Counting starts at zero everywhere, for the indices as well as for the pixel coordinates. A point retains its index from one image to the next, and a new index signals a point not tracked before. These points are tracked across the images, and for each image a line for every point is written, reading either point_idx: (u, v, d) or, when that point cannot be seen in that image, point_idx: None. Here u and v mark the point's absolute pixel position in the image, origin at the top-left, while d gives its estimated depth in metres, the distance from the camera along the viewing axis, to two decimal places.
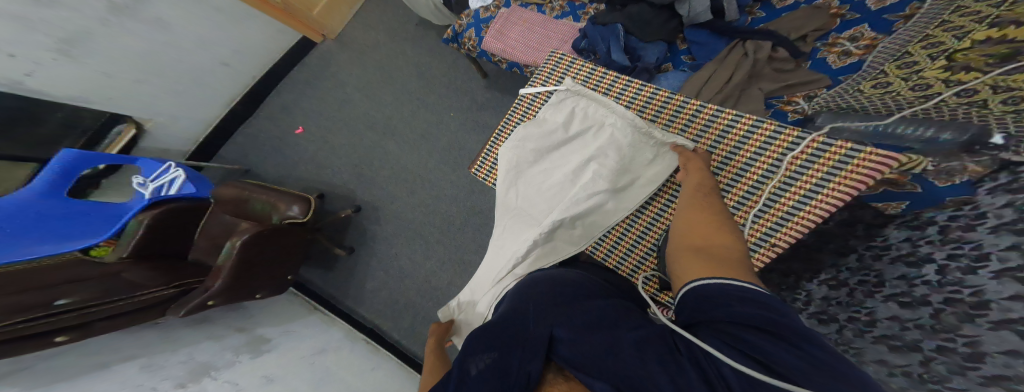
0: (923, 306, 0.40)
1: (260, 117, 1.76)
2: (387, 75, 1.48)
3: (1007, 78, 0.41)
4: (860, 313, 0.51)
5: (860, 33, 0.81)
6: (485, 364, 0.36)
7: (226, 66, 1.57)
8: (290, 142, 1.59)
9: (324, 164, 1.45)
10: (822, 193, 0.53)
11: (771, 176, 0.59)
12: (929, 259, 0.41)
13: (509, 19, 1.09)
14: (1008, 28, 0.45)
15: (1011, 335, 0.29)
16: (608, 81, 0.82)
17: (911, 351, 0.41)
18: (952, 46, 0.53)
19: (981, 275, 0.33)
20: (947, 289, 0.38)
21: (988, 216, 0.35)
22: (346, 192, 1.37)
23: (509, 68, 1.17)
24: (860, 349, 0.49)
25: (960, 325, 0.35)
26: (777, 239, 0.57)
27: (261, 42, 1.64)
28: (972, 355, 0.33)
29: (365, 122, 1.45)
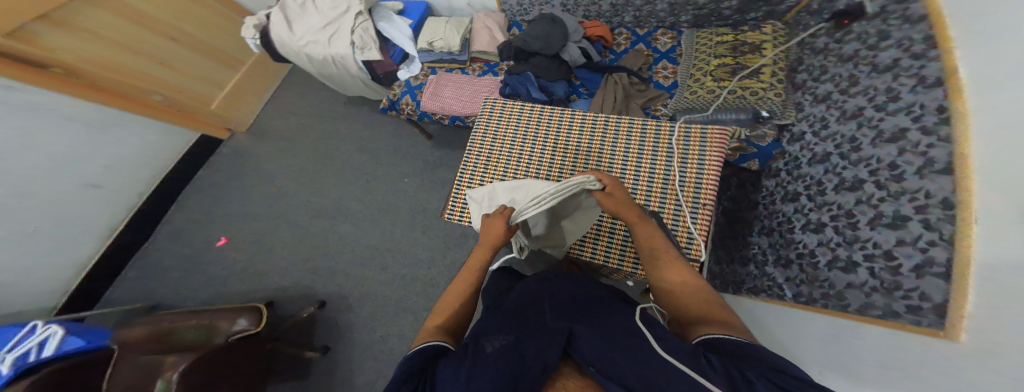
0: (823, 227, 0.67)
1: (161, 239, 1.47)
2: (322, 158, 1.44)
3: (742, 82, 0.92)
4: (801, 248, 0.72)
5: (665, 66, 1.13)
6: (501, 344, 0.41)
7: (98, 187, 1.31)
8: (213, 257, 1.35)
9: (267, 268, 1.27)
10: (707, 156, 0.77)
11: (672, 156, 0.80)
12: (794, 193, 0.78)
13: (439, 82, 1.20)
14: (722, 59, 0.99)
15: (883, 227, 0.54)
16: (535, 110, 0.96)
17: (856, 268, 0.59)
18: (705, 67, 1.01)
19: (826, 192, 0.68)
20: (816, 206, 0.70)
21: (796, 157, 0.80)
22: (302, 290, 1.21)
23: (452, 123, 1.25)
24: (828, 279, 0.64)
25: (855, 234, 0.60)
26: (704, 198, 0.74)
27: (147, 153, 1.44)
28: (888, 255, 0.53)
29: (308, 210, 1.35)
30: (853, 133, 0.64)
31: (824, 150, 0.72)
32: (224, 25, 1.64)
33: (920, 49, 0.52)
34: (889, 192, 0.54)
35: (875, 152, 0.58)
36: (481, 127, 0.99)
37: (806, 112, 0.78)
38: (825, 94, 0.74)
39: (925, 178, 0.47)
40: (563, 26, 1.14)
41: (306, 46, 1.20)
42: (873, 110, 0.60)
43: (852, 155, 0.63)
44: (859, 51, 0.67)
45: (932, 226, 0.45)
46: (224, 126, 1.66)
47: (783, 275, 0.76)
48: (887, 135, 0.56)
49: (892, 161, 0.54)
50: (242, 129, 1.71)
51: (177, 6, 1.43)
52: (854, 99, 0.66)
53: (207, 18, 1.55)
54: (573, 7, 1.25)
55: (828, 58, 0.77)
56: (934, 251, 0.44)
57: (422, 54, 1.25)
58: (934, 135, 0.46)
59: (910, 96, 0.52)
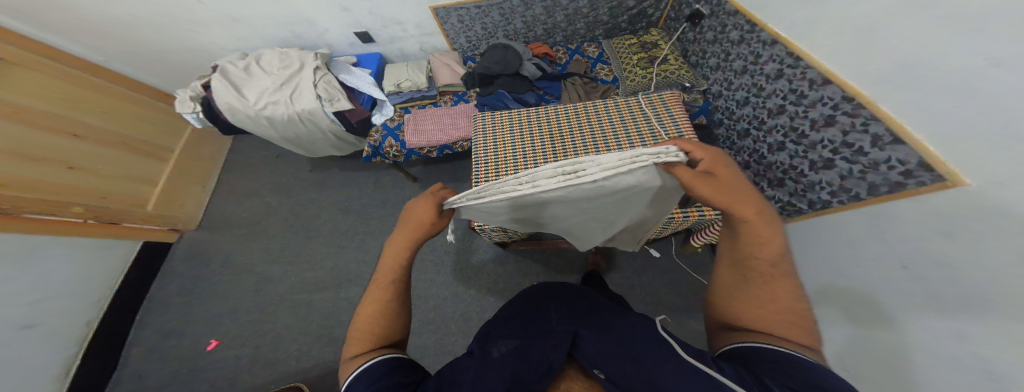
0: (780, 146, 0.89)
1: (131, 365, 1.24)
2: (305, 232, 1.42)
3: (661, 67, 1.18)
4: (780, 167, 0.91)
5: (602, 68, 1.26)
6: (504, 351, 0.45)
7: (32, 328, 1.07)
8: (210, 363, 1.21)
9: (281, 356, 1.18)
10: (674, 113, 0.96)
11: (648, 119, 0.96)
12: (740, 131, 1.04)
13: (417, 118, 1.21)
14: (635, 55, 1.23)
15: (822, 128, 0.75)
16: (522, 112, 1.07)
17: (831, 165, 0.76)
18: (628, 62, 1.22)
19: (764, 120, 0.93)
20: (763, 132, 0.94)
21: (726, 106, 1.08)
22: (327, 366, 1.14)
23: (440, 153, 1.26)
24: (824, 182, 0.79)
25: (809, 142, 0.80)
26: None
27: (84, 271, 1.23)
28: (845, 143, 0.70)
29: (307, 285, 1.30)
30: (751, 81, 0.94)
31: (738, 98, 1.01)
32: (139, 110, 1.47)
33: (749, 29, 0.91)
34: (804, 106, 0.78)
35: (774, 87, 0.86)
36: (478, 157, 0.99)
37: (714, 77, 1.11)
38: (716, 64, 1.08)
39: (818, 91, 0.73)
40: (514, 49, 1.20)
41: (264, 108, 1.15)
42: (753, 64, 0.92)
43: (764, 92, 0.90)
44: (718, 38, 1.05)
45: (852, 114, 0.66)
46: (170, 227, 1.48)
47: (786, 194, 0.91)
48: (771, 76, 0.86)
49: (790, 88, 0.81)
50: (192, 226, 1.54)
51: (77, 97, 1.26)
52: (736, 62, 0.99)
53: (122, 110, 1.40)
54: (513, 36, 1.32)
55: (703, 44, 1.13)
56: (872, 126, 0.62)
57: (392, 97, 1.26)
58: (799, 67, 0.77)
59: (765, 53, 0.86)
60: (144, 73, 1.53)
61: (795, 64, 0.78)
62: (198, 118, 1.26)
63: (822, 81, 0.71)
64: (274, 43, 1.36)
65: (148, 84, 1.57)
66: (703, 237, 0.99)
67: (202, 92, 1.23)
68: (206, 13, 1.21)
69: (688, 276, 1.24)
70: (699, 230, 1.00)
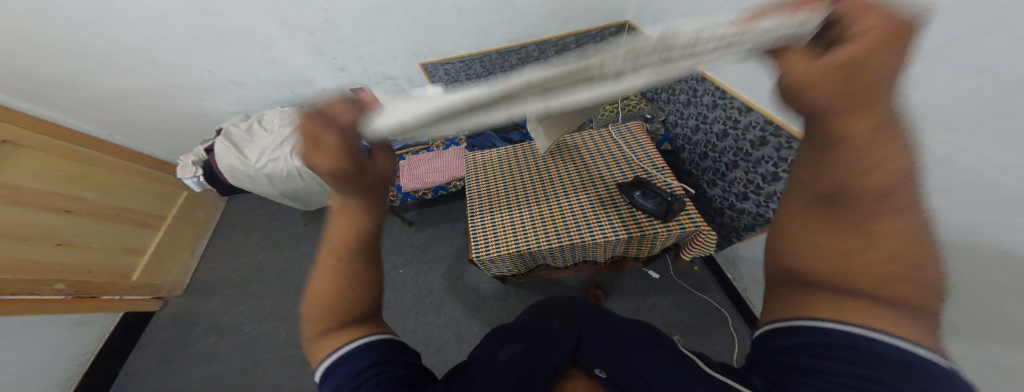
0: (732, 164, 0.99)
1: None
2: (297, 286, 1.39)
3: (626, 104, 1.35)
4: (739, 182, 0.98)
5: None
6: (513, 350, 0.52)
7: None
8: None
9: None
10: (641, 140, 1.09)
11: (619, 147, 1.09)
12: (699, 155, 1.15)
13: (411, 164, 1.30)
14: None
15: (757, 144, 0.87)
16: (510, 151, 1.18)
17: (775, 176, 0.85)
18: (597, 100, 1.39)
19: (715, 142, 1.04)
20: (715, 153, 1.06)
21: (682, 135, 1.23)
22: None
23: (435, 194, 1.30)
24: (778, 190, 0.86)
25: (752, 157, 0.90)
26: (659, 163, 1.00)
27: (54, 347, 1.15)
28: (779, 157, 0.81)
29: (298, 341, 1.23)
30: (696, 111, 1.10)
31: (690, 128, 1.16)
32: (139, 178, 1.50)
33: (683, 72, 1.12)
34: (741, 130, 0.92)
35: (715, 116, 1.02)
36: (473, 192, 1.05)
37: (668, 109, 1.29)
38: (669, 100, 1.25)
39: (747, 117, 0.88)
40: None
41: (265, 166, 1.21)
42: (695, 98, 1.09)
43: (709, 120, 1.05)
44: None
45: (777, 134, 0.80)
46: (154, 295, 1.41)
47: (751, 205, 0.97)
48: (710, 109, 1.03)
49: (726, 116, 0.96)
50: (178, 292, 1.48)
51: (84, 172, 1.31)
52: (682, 96, 1.17)
53: (118, 180, 1.43)
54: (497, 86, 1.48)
55: (654, 83, 1.34)
56: (792, 142, 0.76)
57: None
58: (728, 99, 0.94)
59: (701, 88, 1.05)
60: (152, 147, 1.61)
61: (725, 97, 0.95)
62: (197, 182, 1.31)
63: (747, 109, 0.87)
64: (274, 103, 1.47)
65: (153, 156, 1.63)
66: (689, 252, 0.99)
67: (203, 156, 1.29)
68: (214, 81, 1.33)
69: (690, 295, 1.24)
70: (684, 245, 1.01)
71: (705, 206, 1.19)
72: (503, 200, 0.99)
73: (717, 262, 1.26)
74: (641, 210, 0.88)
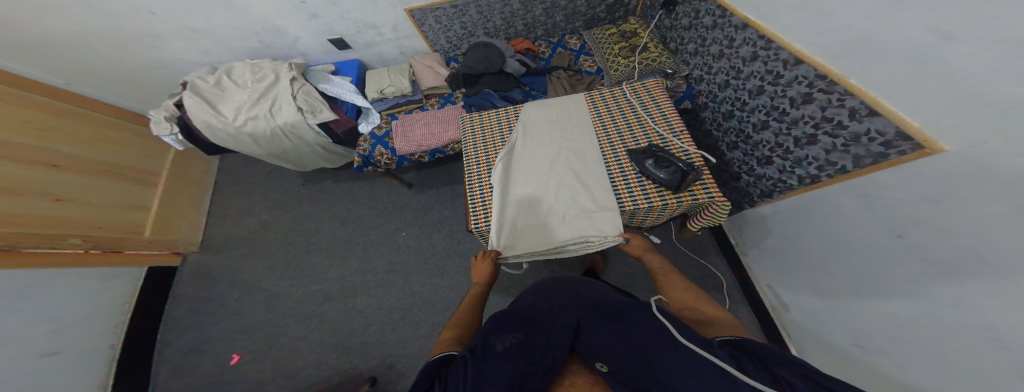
0: (764, 123, 0.87)
1: (159, 384, 1.29)
2: (306, 246, 1.44)
3: (644, 55, 1.14)
4: (767, 143, 0.88)
5: (585, 59, 1.21)
6: (508, 343, 0.52)
7: (58, 354, 1.11)
8: (233, 378, 1.26)
9: (300, 367, 1.23)
10: (657, 96, 0.96)
11: (631, 105, 0.96)
12: (724, 112, 1.01)
13: (405, 124, 1.17)
14: (615, 43, 1.19)
15: (800, 103, 0.74)
16: (509, 112, 1.05)
17: (814, 140, 0.73)
18: (608, 50, 1.18)
19: (746, 98, 0.90)
20: (744, 110, 0.93)
21: (705, 90, 1.08)
22: (345, 374, 1.19)
23: (431, 158, 1.24)
24: (813, 156, 0.75)
25: (791, 115, 0.78)
26: (676, 124, 0.88)
27: (95, 299, 1.26)
28: (824, 116, 0.69)
29: (317, 297, 1.34)
30: (728, 64, 0.94)
31: (718, 81, 1.01)
32: (120, 135, 1.45)
33: (721, 14, 0.93)
34: (781, 85, 0.78)
35: (751, 69, 0.86)
36: (469, 156, 0.96)
37: (694, 63, 1.10)
38: (695, 50, 1.08)
39: (792, 70, 0.73)
40: (496, 48, 1.15)
41: (244, 125, 1.11)
42: (729, 48, 0.92)
43: (742, 74, 0.90)
44: (693, 24, 1.05)
45: (827, 91, 0.66)
46: (171, 251, 1.48)
47: (774, 169, 0.88)
48: (746, 56, 0.86)
49: (766, 68, 0.81)
50: (194, 248, 1.55)
51: (59, 126, 1.24)
52: (712, 47, 1.00)
53: (96, 136, 1.35)
54: (495, 34, 1.26)
55: (680, 31, 1.14)
56: (846, 100, 0.62)
57: (376, 104, 1.22)
58: (771, 49, 0.78)
59: (738, 36, 0.88)
60: (118, 96, 1.49)
61: (767, 47, 0.79)
62: (175, 140, 1.22)
63: (794, 61, 0.72)
64: (245, 54, 1.27)
65: (120, 106, 1.51)
66: (698, 223, 0.89)
67: (176, 112, 1.19)
68: (161, 26, 1.13)
69: (690, 259, 1.23)
70: (693, 214, 0.90)
71: (720, 170, 1.11)
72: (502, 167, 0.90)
73: (723, 227, 1.22)
74: (650, 176, 0.79)
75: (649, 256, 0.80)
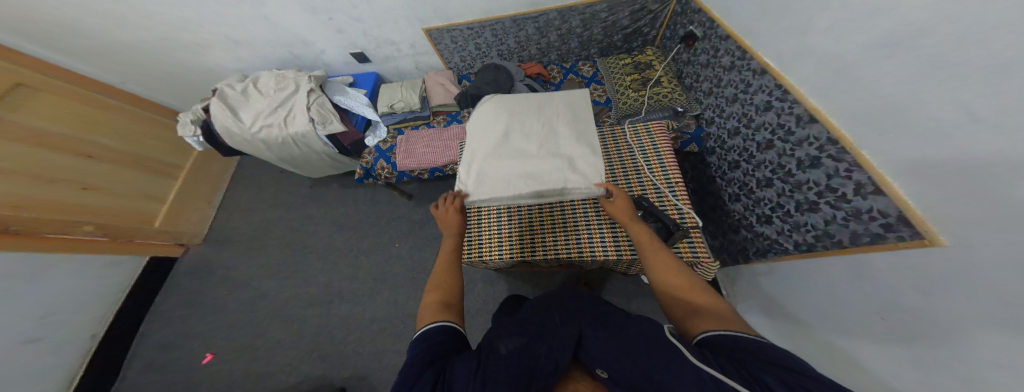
0: (769, 181, 0.85)
1: (129, 379, 1.26)
2: (302, 249, 1.45)
3: (657, 90, 1.17)
4: (768, 204, 0.87)
5: (595, 87, 1.29)
6: (511, 346, 0.47)
7: (40, 340, 1.11)
8: (201, 377, 1.22)
9: (269, 373, 1.18)
10: (660, 146, 0.96)
11: (633, 151, 0.97)
12: (733, 162, 1.00)
13: (409, 140, 1.23)
14: (631, 73, 1.24)
15: (808, 166, 0.72)
16: None
17: (817, 207, 0.72)
18: (621, 80, 1.24)
19: (755, 153, 0.89)
20: (750, 164, 0.92)
21: (715, 136, 1.07)
22: (314, 383, 1.13)
23: (431, 175, 1.29)
24: (811, 223, 0.74)
25: (797, 177, 0.76)
26: (675, 176, 0.89)
27: (90, 283, 1.28)
28: (828, 185, 0.67)
29: (302, 301, 1.32)
30: (741, 111, 0.92)
31: (728, 130, 1.00)
32: (155, 131, 1.57)
33: (741, 56, 0.90)
34: (792, 143, 0.75)
35: (763, 121, 0.84)
36: None
37: (707, 104, 1.10)
38: (710, 90, 1.07)
39: (805, 128, 0.70)
40: (505, 70, 1.23)
41: (259, 131, 1.22)
42: (745, 93, 0.90)
43: (754, 124, 0.88)
44: (712, 61, 1.04)
45: (836, 159, 0.64)
46: (176, 242, 1.52)
47: (771, 231, 0.87)
48: (760, 110, 0.85)
49: (778, 121, 0.79)
50: (197, 241, 1.58)
51: (103, 120, 1.37)
52: (727, 90, 0.98)
53: (133, 129, 1.48)
54: (509, 56, 1.37)
55: (698, 67, 1.13)
56: (852, 169, 0.61)
57: (385, 118, 1.29)
58: (787, 101, 0.75)
59: (755, 83, 0.85)
60: (163, 96, 1.64)
61: (783, 98, 0.76)
62: (198, 141, 1.36)
63: (808, 118, 0.69)
64: (275, 63, 1.42)
65: (162, 105, 1.67)
66: None
67: (201, 116, 1.32)
68: (208, 37, 1.28)
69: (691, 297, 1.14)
70: None
71: (720, 219, 1.09)
72: (481, 191, 0.90)
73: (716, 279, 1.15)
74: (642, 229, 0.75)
75: (634, 226, 0.66)
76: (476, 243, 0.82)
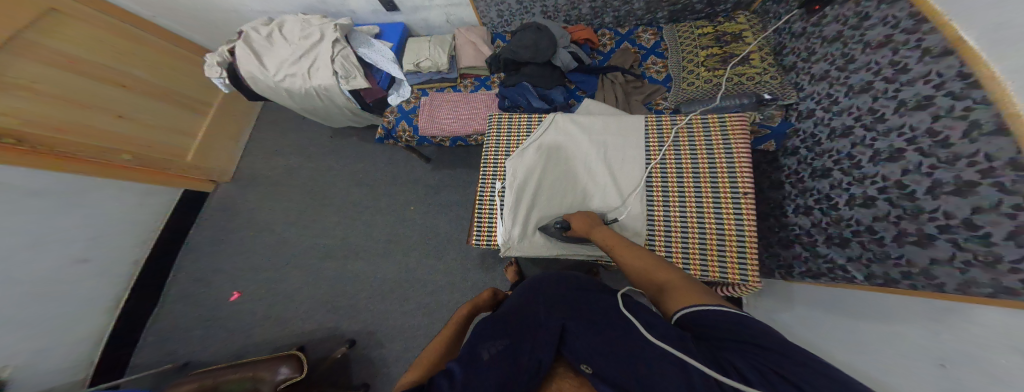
0: (876, 200, 0.66)
1: (168, 303, 1.42)
2: (320, 203, 1.47)
3: (738, 71, 1.01)
4: (853, 225, 0.71)
5: (654, 61, 1.16)
6: (495, 350, 0.45)
7: (87, 262, 1.22)
8: (231, 310, 1.35)
9: (289, 314, 1.29)
10: (733, 146, 0.84)
11: (696, 147, 0.88)
12: (826, 168, 0.80)
13: (433, 102, 1.17)
14: (710, 48, 1.07)
15: (946, 194, 0.54)
16: (533, 121, 1.04)
17: (930, 241, 0.56)
18: (695, 57, 1.08)
19: (869, 164, 0.69)
20: (855, 174, 0.72)
21: (813, 134, 0.85)
22: (328, 331, 1.22)
23: (452, 143, 1.24)
24: (906, 259, 0.60)
25: (918, 206, 0.58)
26: (742, 182, 0.80)
27: (132, 216, 1.37)
28: (968, 222, 0.50)
29: (320, 252, 1.37)
30: (872, 105, 0.70)
31: (841, 128, 0.77)
32: (185, 67, 1.57)
33: (910, 26, 0.63)
34: (937, 159, 0.55)
35: (903, 121, 0.62)
36: (486, 169, 1.02)
37: (809, 91, 0.89)
38: (823, 74, 0.85)
39: (976, 141, 0.49)
40: (548, 32, 1.10)
41: (283, 80, 1.20)
42: (891, 83, 0.66)
43: (883, 126, 0.67)
44: (843, 34, 0.80)
45: (1012, 188, 0.44)
46: (205, 178, 1.58)
47: (839, 255, 0.74)
48: (911, 104, 0.61)
49: (930, 126, 0.57)
50: (225, 179, 1.65)
51: (125, 50, 1.34)
52: (858, 75, 0.75)
53: (160, 63, 1.46)
54: (554, 14, 1.23)
55: (811, 43, 0.90)
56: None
57: (410, 76, 1.21)
58: (967, 98, 0.50)
59: (919, 67, 0.60)
60: (191, 33, 1.61)
61: (962, 94, 0.51)
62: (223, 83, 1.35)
63: (993, 127, 0.46)
64: (301, 7, 1.34)
65: (189, 38, 1.63)
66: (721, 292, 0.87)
67: (227, 58, 1.30)
68: None
69: None
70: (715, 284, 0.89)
71: (771, 225, 0.95)
72: (521, 200, 0.92)
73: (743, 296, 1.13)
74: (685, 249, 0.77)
75: (595, 232, 0.80)
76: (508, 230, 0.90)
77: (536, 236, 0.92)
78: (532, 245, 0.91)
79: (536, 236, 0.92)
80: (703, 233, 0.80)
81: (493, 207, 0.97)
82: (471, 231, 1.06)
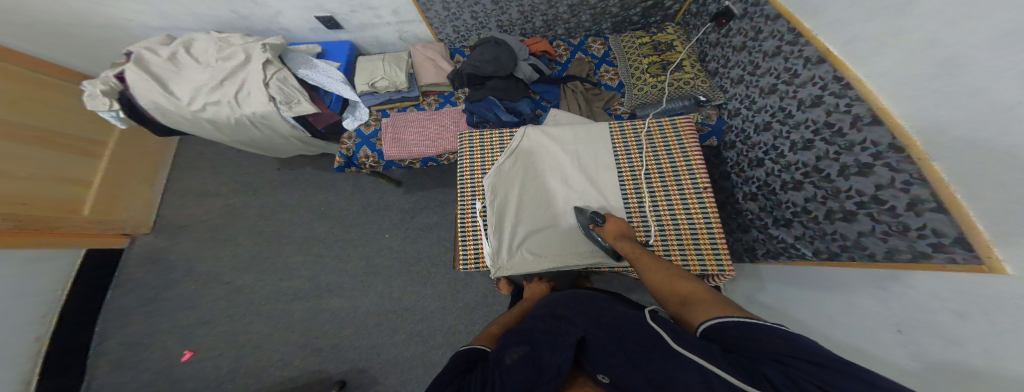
0: (803, 184, 0.78)
1: (98, 379, 1.19)
2: (277, 240, 1.33)
3: (678, 75, 1.08)
4: (795, 208, 0.82)
5: (606, 70, 1.19)
6: (519, 356, 0.47)
7: None
8: (186, 374, 1.18)
9: (263, 367, 1.17)
10: (688, 146, 0.93)
11: (659, 150, 0.95)
12: (759, 158, 0.92)
13: (396, 124, 1.09)
14: (652, 56, 1.13)
15: (855, 177, 0.64)
16: (506, 136, 1.02)
17: (854, 217, 0.66)
18: (640, 65, 1.13)
19: (791, 153, 0.80)
20: (783, 162, 0.83)
21: (742, 129, 0.97)
22: (312, 376, 1.14)
23: (423, 164, 1.18)
24: (838, 233, 0.71)
25: (836, 188, 0.69)
26: (703, 180, 0.89)
27: (23, 286, 1.10)
28: (875, 199, 0.61)
29: (287, 295, 1.25)
30: (780, 103, 0.82)
31: (763, 121, 0.88)
32: (61, 97, 1.25)
33: (792, 39, 0.76)
34: (838, 147, 0.67)
35: (807, 116, 0.73)
36: (464, 192, 1.00)
37: (732, 92, 1.00)
38: (739, 77, 0.96)
39: (862, 130, 0.60)
40: (507, 45, 1.08)
41: (203, 110, 1.01)
42: (789, 83, 0.78)
43: (792, 120, 0.78)
44: (747, 44, 0.91)
45: (895, 168, 0.54)
46: (120, 232, 1.33)
47: (789, 235, 0.85)
48: (807, 102, 0.73)
49: (826, 119, 0.68)
50: (145, 230, 1.39)
51: None
52: (765, 78, 0.86)
53: (25, 94, 1.15)
54: (509, 28, 1.20)
55: (725, 50, 1.01)
56: (912, 187, 0.52)
57: (366, 97, 1.12)
58: (845, 96, 0.63)
59: (806, 72, 0.72)
60: (56, 53, 1.27)
61: (841, 94, 0.64)
62: (116, 117, 1.09)
63: (871, 119, 0.58)
64: (212, 23, 1.14)
65: (56, 62, 1.30)
66: None
67: (117, 87, 1.05)
68: None
69: None
70: None
71: (729, 212, 1.08)
72: (504, 221, 0.92)
73: None
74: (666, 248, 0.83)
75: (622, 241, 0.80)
76: (494, 252, 0.89)
77: (522, 255, 0.89)
78: (521, 268, 0.88)
79: (523, 254, 0.90)
80: (679, 230, 0.86)
81: (477, 232, 0.96)
82: (455, 258, 1.03)
